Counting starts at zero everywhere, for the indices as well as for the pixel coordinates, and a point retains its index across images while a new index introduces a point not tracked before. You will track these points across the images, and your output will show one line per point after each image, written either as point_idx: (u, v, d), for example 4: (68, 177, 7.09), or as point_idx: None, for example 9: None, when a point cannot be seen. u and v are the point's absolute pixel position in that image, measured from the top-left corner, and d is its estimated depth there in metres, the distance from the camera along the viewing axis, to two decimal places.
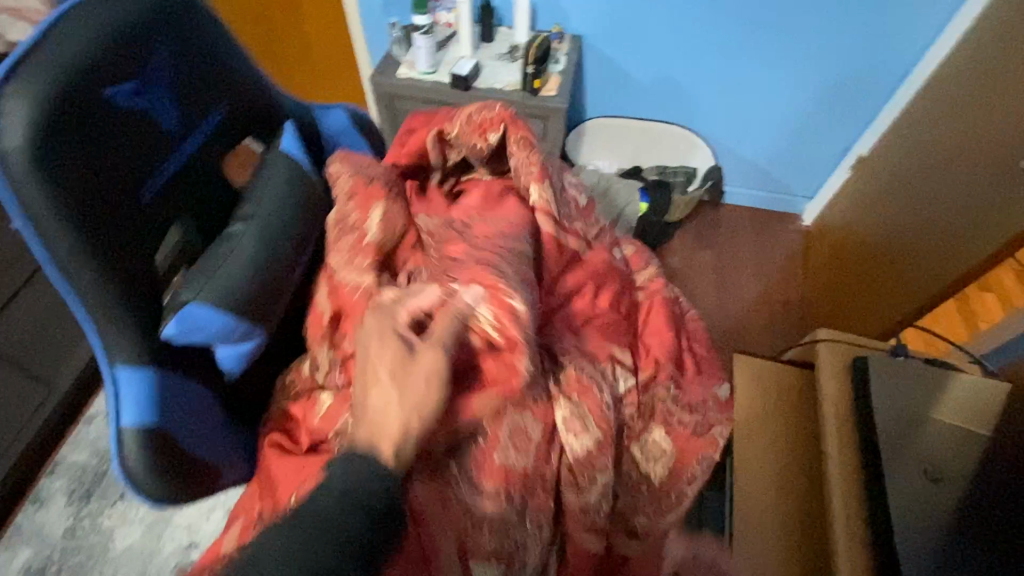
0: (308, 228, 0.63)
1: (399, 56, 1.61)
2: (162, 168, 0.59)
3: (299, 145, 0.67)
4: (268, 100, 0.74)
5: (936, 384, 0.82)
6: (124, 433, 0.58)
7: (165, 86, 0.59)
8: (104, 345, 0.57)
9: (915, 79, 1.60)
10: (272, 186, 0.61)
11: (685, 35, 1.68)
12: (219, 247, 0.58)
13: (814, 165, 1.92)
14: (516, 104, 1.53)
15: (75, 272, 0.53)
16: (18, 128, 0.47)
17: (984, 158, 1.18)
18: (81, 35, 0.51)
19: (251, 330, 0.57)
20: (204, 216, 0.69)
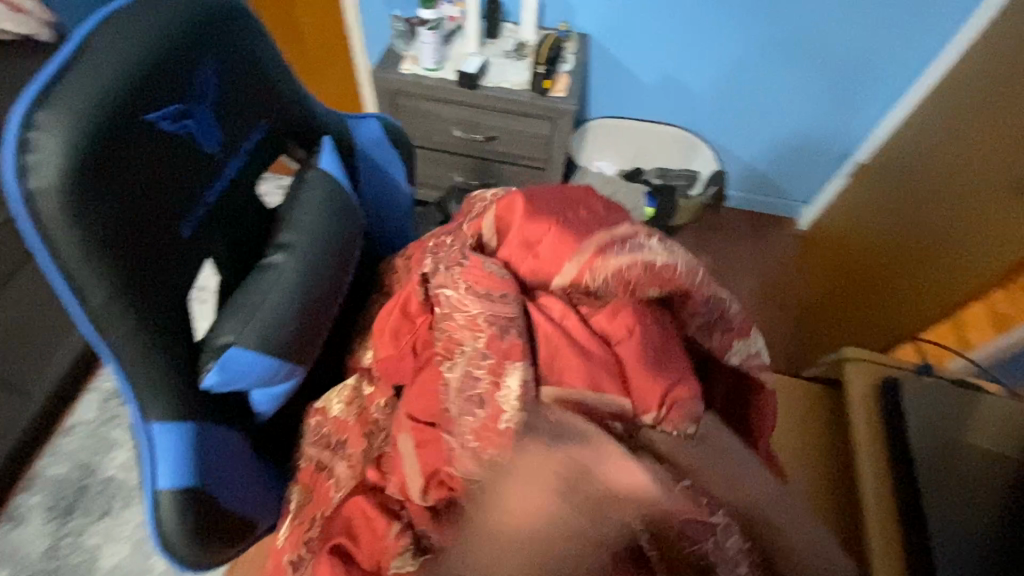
0: (345, 258, 0.68)
1: (401, 50, 1.55)
2: (201, 198, 0.59)
3: (339, 169, 0.71)
4: (304, 112, 0.73)
5: (965, 406, 0.82)
6: (162, 496, 0.57)
7: (207, 107, 0.57)
8: (138, 402, 0.56)
9: (919, 88, 1.60)
10: (312, 222, 0.65)
11: (692, 37, 1.65)
12: (258, 280, 0.61)
13: (813, 171, 1.92)
14: (523, 105, 1.48)
15: (112, 318, 0.51)
16: (55, 158, 0.45)
17: (976, 173, 1.21)
18: (119, 53, 0.49)
19: (293, 369, 0.61)
20: (239, 246, 0.67)
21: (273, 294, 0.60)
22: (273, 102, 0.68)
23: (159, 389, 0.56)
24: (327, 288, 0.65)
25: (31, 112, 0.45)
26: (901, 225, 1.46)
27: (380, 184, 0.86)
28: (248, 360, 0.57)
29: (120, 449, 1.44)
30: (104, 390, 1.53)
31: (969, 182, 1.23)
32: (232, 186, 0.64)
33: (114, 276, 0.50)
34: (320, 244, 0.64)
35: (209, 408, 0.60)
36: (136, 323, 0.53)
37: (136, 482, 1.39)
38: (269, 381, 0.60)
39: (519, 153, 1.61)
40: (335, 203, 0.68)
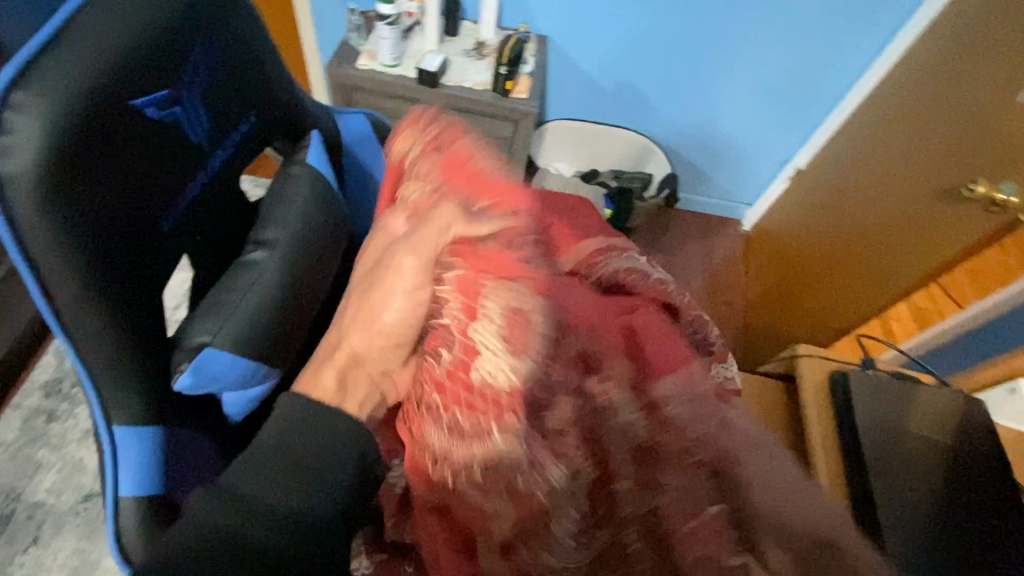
0: (330, 252, 0.66)
1: (357, 45, 1.51)
2: (182, 191, 0.57)
3: (326, 163, 0.68)
4: (298, 102, 0.71)
5: (906, 398, 0.89)
6: (123, 499, 0.58)
7: (196, 96, 0.55)
8: (102, 404, 0.55)
9: (851, 99, 1.71)
10: (297, 213, 0.62)
11: (646, 44, 1.69)
12: (237, 276, 0.57)
13: (755, 176, 2.02)
14: (484, 105, 1.47)
15: (82, 312, 0.49)
16: (31, 142, 0.42)
17: (905, 178, 1.32)
18: (110, 31, 0.46)
19: (268, 372, 0.58)
20: (217, 241, 0.65)
21: (253, 289, 0.56)
22: (267, 94, 0.65)
23: (125, 393, 0.54)
24: (310, 288, 0.62)
25: (6, 87, 0.42)
26: (837, 227, 1.56)
27: (365, 185, 0.85)
28: (225, 361, 0.54)
29: (48, 472, 1.32)
30: (25, 408, 1.39)
31: (898, 187, 1.34)
32: (216, 178, 0.62)
33: (83, 271, 0.47)
34: (305, 243, 0.62)
35: (179, 413, 0.60)
36: (107, 321, 0.50)
37: (67, 506, 1.28)
38: (243, 384, 0.57)
39: None
40: (320, 198, 0.65)
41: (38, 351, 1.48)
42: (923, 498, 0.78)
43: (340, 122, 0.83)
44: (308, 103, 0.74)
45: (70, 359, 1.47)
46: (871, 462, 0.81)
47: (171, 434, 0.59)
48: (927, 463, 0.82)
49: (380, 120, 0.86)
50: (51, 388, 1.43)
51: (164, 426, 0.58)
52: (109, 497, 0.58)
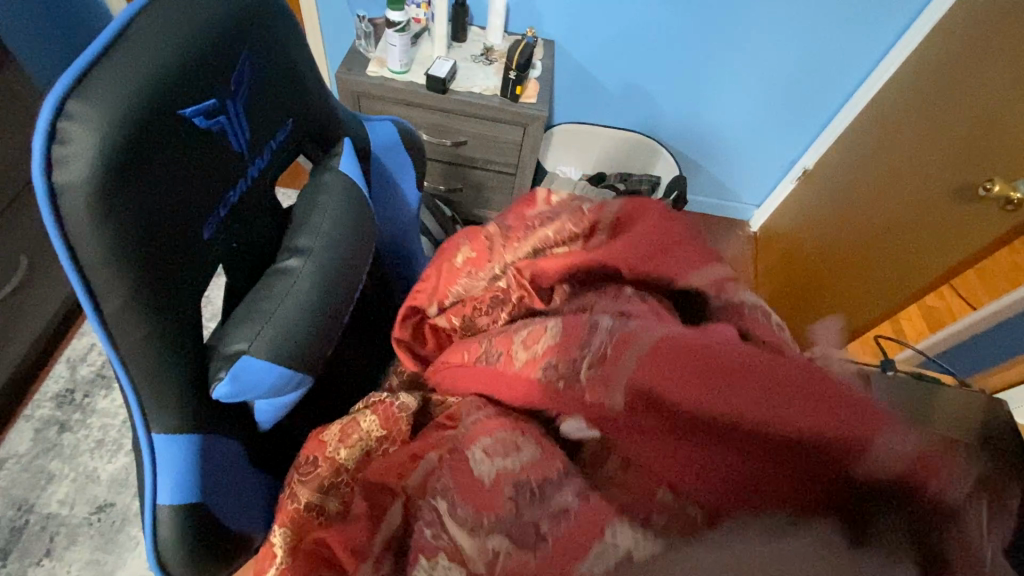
0: (362, 259, 0.65)
1: (366, 52, 1.51)
2: (224, 199, 0.56)
3: (358, 169, 0.68)
4: (330, 110, 0.71)
5: (929, 398, 0.88)
6: (160, 505, 0.57)
7: (239, 104, 0.55)
8: (142, 411, 0.54)
9: (860, 97, 1.70)
10: (330, 222, 0.62)
11: (653, 47, 1.69)
12: (274, 284, 0.57)
13: (763, 177, 2.02)
14: (494, 110, 1.47)
15: (125, 321, 0.49)
16: (83, 152, 0.42)
17: (917, 177, 1.32)
18: (159, 42, 0.47)
19: (301, 379, 0.58)
20: (255, 248, 0.65)
21: (290, 297, 0.56)
22: (301, 102, 0.65)
23: (165, 400, 0.54)
24: (343, 295, 0.62)
25: (61, 100, 0.43)
26: (849, 226, 1.56)
27: (389, 193, 0.85)
28: (262, 368, 0.54)
29: (61, 482, 1.32)
30: (38, 418, 1.39)
31: (910, 186, 1.34)
32: (254, 186, 0.61)
33: (131, 277, 0.47)
34: (339, 251, 0.62)
35: (217, 419, 0.59)
36: (148, 328, 0.50)
37: (82, 516, 1.28)
38: (277, 392, 0.56)
39: (489, 159, 1.61)
40: (353, 205, 0.65)
41: (50, 362, 1.48)
42: None
43: (369, 129, 0.82)
44: (339, 110, 0.73)
45: (82, 369, 1.47)
46: None
47: (209, 441, 0.59)
48: None
49: (405, 126, 0.86)
50: (63, 398, 1.43)
51: (203, 432, 0.58)
52: (147, 503, 0.57)
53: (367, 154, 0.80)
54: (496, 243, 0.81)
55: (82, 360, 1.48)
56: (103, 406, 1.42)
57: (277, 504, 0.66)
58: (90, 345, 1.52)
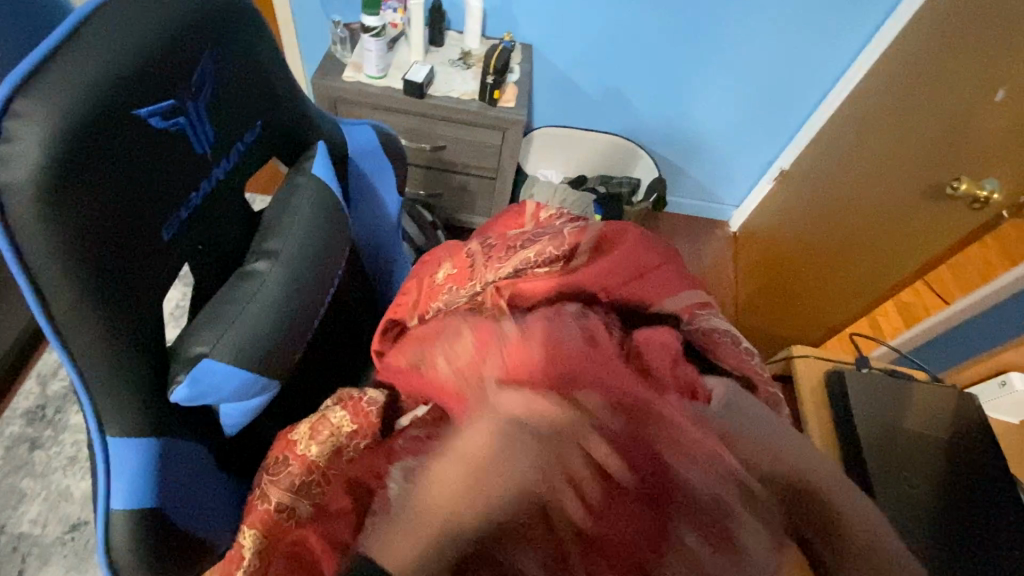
0: (332, 262, 0.64)
1: (342, 57, 1.50)
2: (185, 201, 0.55)
3: (332, 173, 0.67)
4: (303, 115, 0.70)
5: (902, 393, 0.90)
6: (114, 513, 0.55)
7: (201, 107, 0.54)
8: (96, 413, 0.53)
9: (833, 98, 1.73)
10: (301, 226, 0.61)
11: (630, 50, 1.70)
12: (239, 287, 0.56)
13: (741, 177, 2.05)
14: (472, 113, 1.47)
15: (79, 325, 0.47)
16: (31, 153, 0.41)
17: (889, 175, 1.35)
18: (115, 41, 0.45)
19: (267, 383, 0.57)
20: (222, 251, 0.64)
21: (255, 301, 0.55)
22: (270, 105, 0.64)
23: (122, 404, 0.53)
24: (312, 300, 0.61)
25: (9, 98, 0.41)
26: (825, 224, 1.58)
27: (366, 198, 0.84)
28: (223, 372, 0.52)
29: (32, 501, 1.28)
30: (7, 436, 1.35)
31: (883, 183, 1.37)
32: (219, 188, 0.60)
33: (82, 280, 0.46)
34: (308, 256, 0.60)
35: (177, 421, 0.58)
36: (102, 331, 0.48)
37: (54, 536, 1.24)
38: (241, 395, 0.55)
39: (468, 162, 1.60)
40: (324, 209, 0.64)
41: (19, 377, 1.44)
42: (921, 492, 0.79)
43: (346, 134, 0.81)
44: (313, 114, 0.72)
45: (53, 384, 1.43)
46: (871, 459, 0.82)
47: (170, 444, 0.57)
48: (925, 458, 0.83)
49: (384, 130, 0.85)
50: (34, 414, 1.38)
51: (162, 433, 0.56)
52: (99, 510, 0.55)
53: (341, 159, 0.79)
54: (479, 260, 0.79)
55: (53, 374, 1.44)
56: (76, 422, 1.38)
57: (249, 503, 0.66)
58: (62, 359, 1.48)
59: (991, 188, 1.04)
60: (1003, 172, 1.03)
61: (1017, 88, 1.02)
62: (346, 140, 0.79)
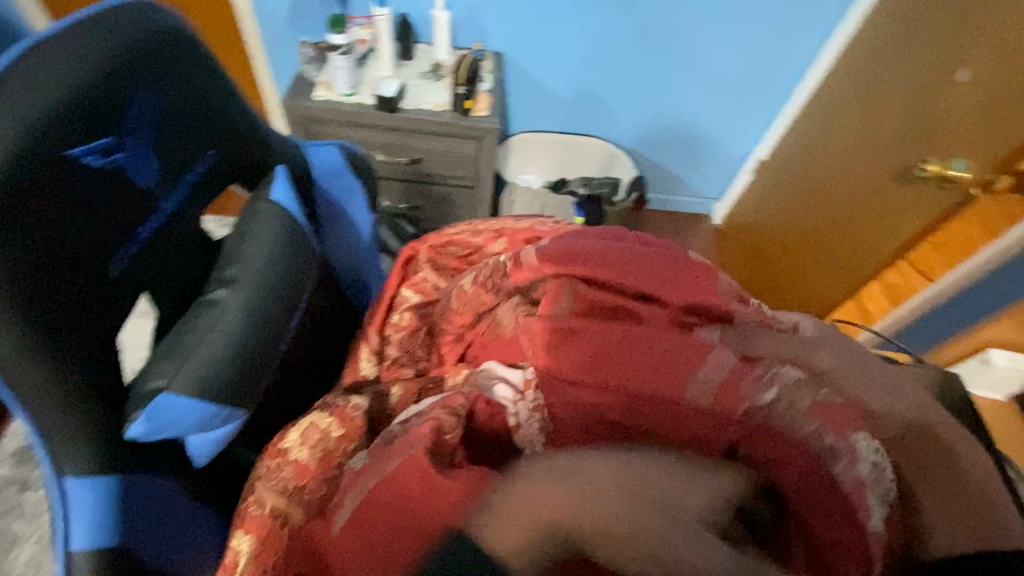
0: (299, 286, 0.64)
1: (312, 76, 1.51)
2: (132, 237, 0.55)
3: (293, 195, 0.67)
4: (260, 139, 0.70)
5: None
6: (75, 555, 0.53)
7: (144, 142, 0.54)
8: (50, 453, 0.53)
9: (804, 88, 1.74)
10: (258, 248, 0.61)
11: (599, 52, 1.71)
12: (200, 317, 0.56)
13: (719, 170, 2.05)
14: (445, 127, 1.47)
15: (24, 368, 0.47)
16: None
17: (863, 158, 1.35)
18: (45, 84, 0.45)
19: (232, 413, 0.55)
20: (181, 281, 0.64)
21: (214, 333, 0.55)
22: (223, 132, 0.64)
23: (78, 441, 0.52)
24: (277, 326, 0.61)
25: None
26: (807, 211, 1.59)
27: (339, 222, 0.84)
28: (182, 407, 0.51)
29: (24, 545, 1.26)
30: None
31: (858, 166, 1.37)
32: (170, 221, 0.60)
33: (21, 324, 0.45)
34: (268, 281, 0.60)
35: (139, 448, 0.58)
36: (48, 371, 0.48)
37: None
38: (204, 429, 0.54)
39: (444, 174, 1.60)
40: (288, 233, 0.64)
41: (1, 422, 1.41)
42: None
43: (311, 156, 0.81)
44: (272, 138, 0.72)
45: None
46: None
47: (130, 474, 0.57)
48: None
49: (351, 149, 0.85)
50: (21, 457, 1.37)
51: (122, 465, 0.56)
52: (60, 554, 0.53)
53: (309, 180, 0.79)
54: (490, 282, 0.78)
55: None
56: None
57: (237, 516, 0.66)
58: None
59: (959, 168, 1.05)
60: (970, 152, 1.04)
61: (977, 68, 1.04)
62: (309, 161, 0.79)
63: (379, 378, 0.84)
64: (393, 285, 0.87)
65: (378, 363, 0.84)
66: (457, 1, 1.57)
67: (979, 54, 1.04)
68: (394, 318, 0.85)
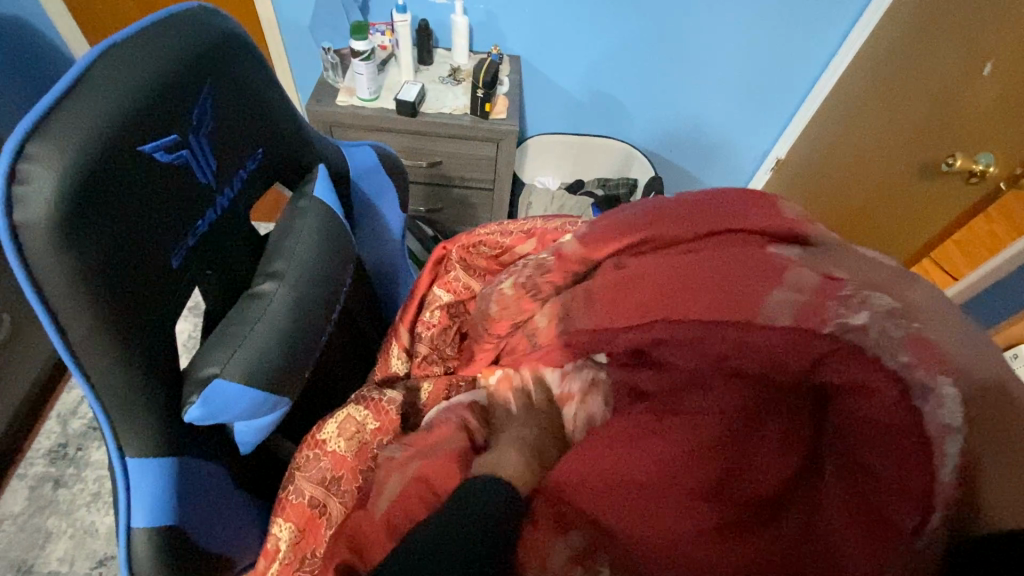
0: (339, 280, 0.66)
1: (335, 82, 1.54)
2: (192, 230, 0.57)
3: (334, 192, 0.68)
4: (302, 138, 0.72)
5: None
6: (135, 532, 0.56)
7: (203, 139, 0.56)
8: (113, 435, 0.54)
9: (824, 85, 1.73)
10: (304, 243, 0.63)
11: (616, 53, 1.72)
12: (249, 308, 0.58)
13: (739, 169, 2.04)
14: (465, 129, 1.49)
15: (94, 353, 0.49)
16: (42, 194, 0.43)
17: (887, 154, 1.34)
18: (117, 84, 0.48)
19: (277, 401, 0.58)
20: (230, 276, 0.66)
21: (263, 323, 0.57)
22: (271, 131, 0.66)
23: (135, 427, 0.54)
24: (319, 319, 0.62)
25: (22, 143, 0.43)
26: (830, 209, 1.58)
27: (372, 221, 0.86)
28: (234, 392, 0.53)
29: (60, 539, 1.30)
30: (32, 476, 1.37)
31: (881, 162, 1.36)
32: (224, 217, 0.62)
33: (93, 310, 0.47)
34: (312, 275, 0.62)
35: (193, 435, 0.59)
36: (115, 357, 0.50)
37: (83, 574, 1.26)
38: (253, 415, 0.56)
39: (465, 175, 1.62)
40: (330, 229, 0.66)
41: (37, 421, 1.45)
42: None
43: (347, 156, 0.83)
44: (312, 138, 0.74)
45: (73, 422, 1.46)
46: None
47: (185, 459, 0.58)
48: None
49: (384, 148, 0.87)
50: (56, 454, 1.41)
51: (177, 451, 0.57)
52: (121, 530, 0.56)
53: (343, 180, 0.81)
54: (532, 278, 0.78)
55: (74, 414, 1.47)
56: (97, 458, 1.41)
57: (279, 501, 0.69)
58: (80, 399, 1.50)
59: (986, 161, 1.04)
60: (998, 146, 1.03)
61: (1002, 62, 1.03)
62: (346, 161, 0.81)
63: (410, 375, 0.87)
64: (423, 283, 0.89)
65: (408, 360, 0.87)
66: (475, 6, 1.60)
67: (1003, 47, 1.03)
68: (424, 316, 0.87)
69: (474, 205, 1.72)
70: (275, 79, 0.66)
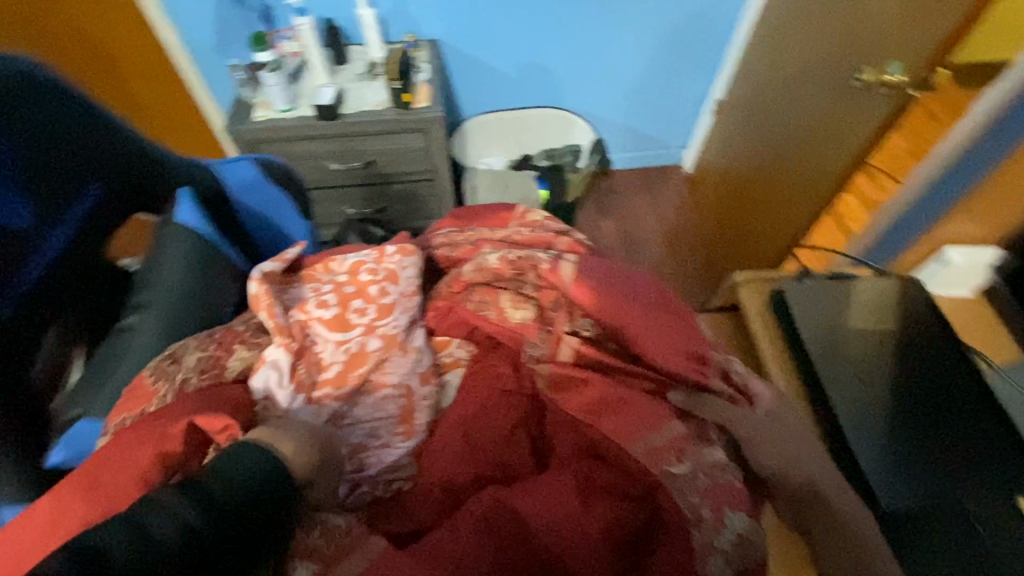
0: (210, 287, 0.73)
1: (249, 98, 1.49)
2: (20, 278, 0.56)
3: (200, 214, 0.73)
4: (149, 164, 0.71)
5: (844, 294, 0.90)
6: None
7: (10, 185, 0.53)
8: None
9: (748, 19, 1.69)
10: (175, 266, 0.70)
11: (535, 22, 1.68)
12: (117, 341, 0.67)
13: (680, 117, 2.03)
14: (389, 123, 1.46)
15: None
16: None
17: (810, 77, 1.32)
18: None
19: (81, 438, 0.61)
20: (97, 310, 0.71)
21: (130, 352, 0.66)
22: (100, 164, 0.64)
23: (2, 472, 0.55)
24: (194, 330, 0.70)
25: None
26: (763, 144, 1.58)
27: (270, 228, 0.89)
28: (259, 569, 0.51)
29: None
30: None
31: (804, 87, 1.35)
32: (57, 259, 0.61)
33: None
34: (180, 295, 0.69)
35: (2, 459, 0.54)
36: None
37: None
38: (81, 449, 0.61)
39: (402, 171, 1.60)
40: (197, 255, 0.72)
41: None
42: (875, 391, 0.79)
43: (228, 172, 0.85)
44: (172, 160, 0.75)
45: None
46: (818, 368, 0.82)
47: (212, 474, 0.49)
48: (877, 354, 0.83)
49: (271, 163, 0.89)
50: None
51: None
52: None
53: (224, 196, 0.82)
54: (453, 298, 0.91)
55: None
56: None
57: None
58: None
59: (895, 70, 1.02)
60: (905, 53, 1.01)
61: None
62: (222, 182, 0.83)
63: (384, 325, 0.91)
64: None
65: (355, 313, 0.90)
66: None
67: None
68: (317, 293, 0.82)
69: (418, 198, 1.70)
70: (97, 105, 0.64)
